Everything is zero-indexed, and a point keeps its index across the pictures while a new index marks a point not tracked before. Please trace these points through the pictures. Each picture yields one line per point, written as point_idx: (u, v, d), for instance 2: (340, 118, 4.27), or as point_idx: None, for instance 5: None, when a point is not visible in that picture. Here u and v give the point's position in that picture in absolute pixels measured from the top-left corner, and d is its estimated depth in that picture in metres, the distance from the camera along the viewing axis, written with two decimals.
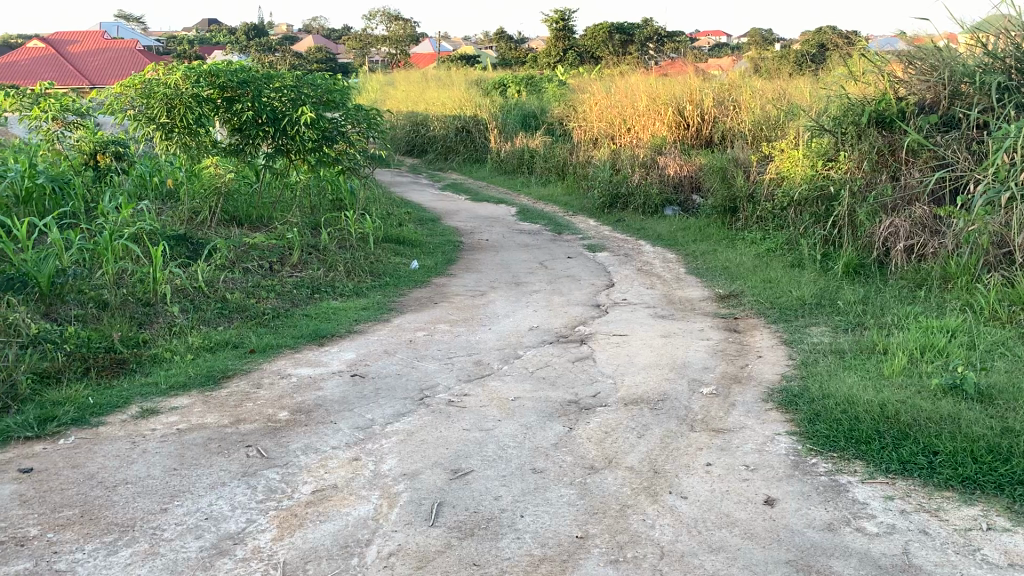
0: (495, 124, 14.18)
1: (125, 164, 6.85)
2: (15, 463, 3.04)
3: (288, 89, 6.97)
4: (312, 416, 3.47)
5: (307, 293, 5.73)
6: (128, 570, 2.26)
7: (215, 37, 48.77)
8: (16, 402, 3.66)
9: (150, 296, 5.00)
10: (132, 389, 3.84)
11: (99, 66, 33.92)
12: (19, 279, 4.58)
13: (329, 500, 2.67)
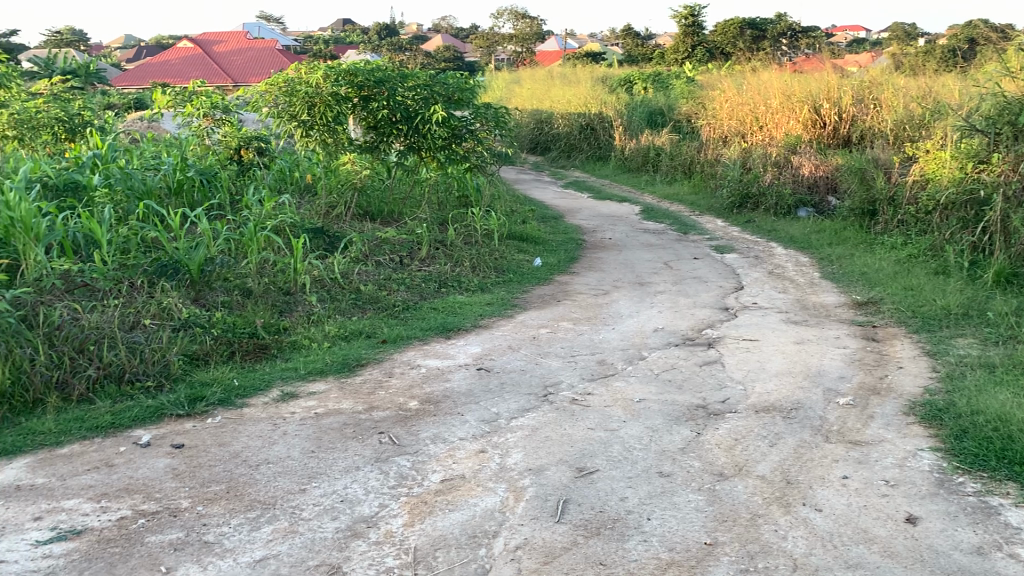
0: (621, 121, 14.08)
1: (267, 159, 7.25)
2: (168, 438, 3.25)
3: (422, 87, 7.18)
4: (441, 407, 3.55)
5: (434, 286, 5.87)
6: (269, 546, 2.38)
7: (349, 37, 50.58)
8: (168, 381, 3.95)
9: (290, 286, 5.27)
10: (273, 373, 4.04)
11: (242, 65, 35.69)
12: (172, 266, 4.88)
13: (457, 490, 2.73)
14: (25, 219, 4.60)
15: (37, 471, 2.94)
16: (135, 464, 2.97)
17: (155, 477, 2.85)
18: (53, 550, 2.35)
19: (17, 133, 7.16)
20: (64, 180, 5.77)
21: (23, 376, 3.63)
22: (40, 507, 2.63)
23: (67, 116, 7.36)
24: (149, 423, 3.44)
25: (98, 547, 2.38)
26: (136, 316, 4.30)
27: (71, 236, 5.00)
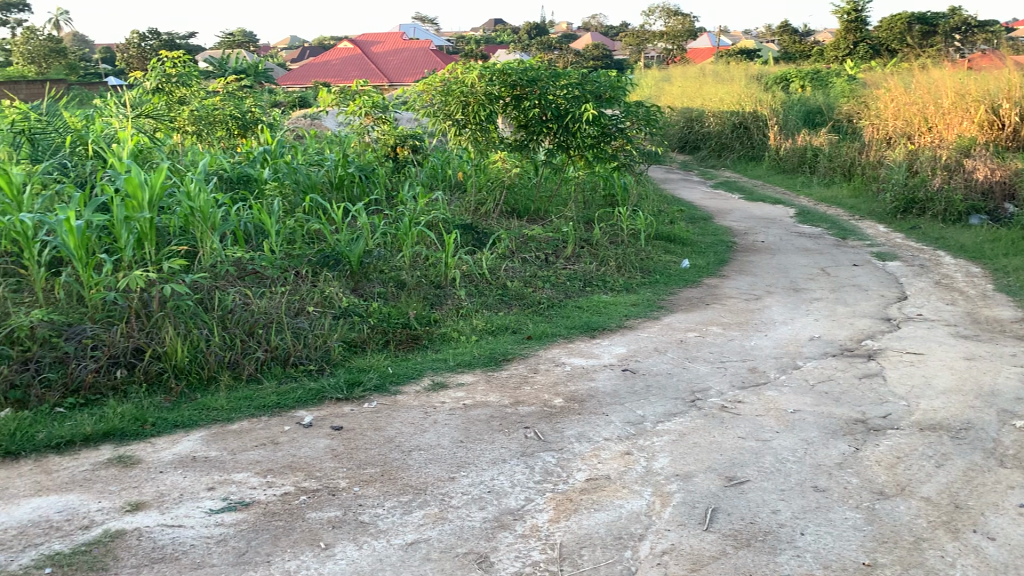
0: (776, 120, 13.61)
1: (420, 157, 7.48)
2: (327, 420, 3.42)
3: (574, 86, 7.12)
4: (586, 406, 3.56)
5: (580, 285, 5.88)
6: (420, 531, 2.46)
7: (500, 37, 51.35)
8: (328, 365, 4.16)
9: (441, 280, 5.42)
10: (424, 363, 4.18)
11: (397, 66, 36.93)
12: (333, 257, 5.13)
13: (602, 490, 2.73)
14: (203, 210, 4.93)
15: (211, 444, 3.17)
16: (298, 443, 3.14)
17: (315, 457, 3.01)
18: (225, 519, 2.53)
19: (196, 129, 7.68)
20: (237, 173, 6.15)
21: (199, 356, 3.92)
22: (213, 478, 2.83)
23: (240, 113, 7.75)
24: (310, 405, 3.63)
25: (264, 519, 2.53)
26: (300, 303, 4.55)
27: (243, 226, 5.34)
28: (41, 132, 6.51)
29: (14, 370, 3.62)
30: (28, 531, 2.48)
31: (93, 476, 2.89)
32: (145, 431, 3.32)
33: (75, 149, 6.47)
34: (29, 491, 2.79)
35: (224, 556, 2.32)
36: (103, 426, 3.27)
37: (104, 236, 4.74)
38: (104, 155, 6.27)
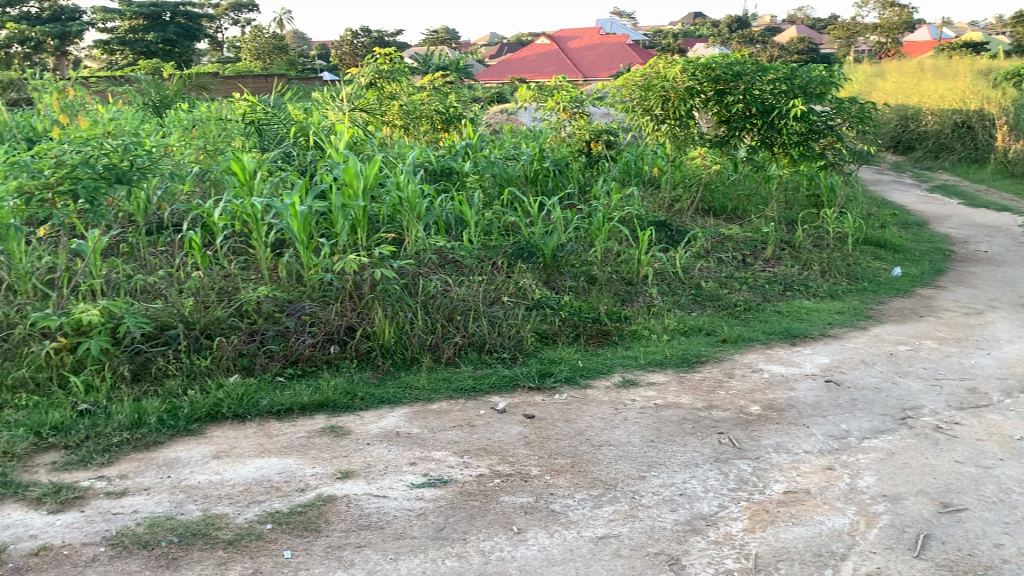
0: (1005, 120, 12.46)
1: (615, 152, 7.47)
2: (520, 408, 3.50)
3: (782, 80, 6.79)
4: (784, 415, 3.42)
5: (779, 289, 5.64)
6: (611, 526, 2.47)
7: (700, 32, 50.42)
8: (521, 354, 4.24)
9: (633, 277, 5.38)
10: (615, 359, 4.18)
11: (593, 61, 37.04)
12: (528, 250, 5.25)
13: (801, 504, 2.62)
14: (411, 199, 5.17)
15: (412, 422, 3.33)
16: (493, 427, 3.24)
17: (509, 442, 3.08)
18: (425, 495, 2.65)
19: (404, 123, 8.06)
20: (441, 166, 6.41)
21: (403, 338, 4.13)
22: (414, 454, 2.97)
23: (445, 108, 8.12)
24: (504, 392, 3.73)
25: (461, 498, 2.63)
26: (497, 292, 4.68)
27: (445, 217, 5.56)
28: (269, 123, 7.14)
29: (243, 341, 3.97)
30: (252, 488, 2.72)
31: (308, 443, 3.12)
32: (354, 404, 3.55)
33: (297, 139, 6.98)
34: (253, 452, 3.05)
35: (424, 530, 2.43)
36: (318, 397, 3.53)
37: (321, 222, 5.09)
38: (323, 146, 6.72)
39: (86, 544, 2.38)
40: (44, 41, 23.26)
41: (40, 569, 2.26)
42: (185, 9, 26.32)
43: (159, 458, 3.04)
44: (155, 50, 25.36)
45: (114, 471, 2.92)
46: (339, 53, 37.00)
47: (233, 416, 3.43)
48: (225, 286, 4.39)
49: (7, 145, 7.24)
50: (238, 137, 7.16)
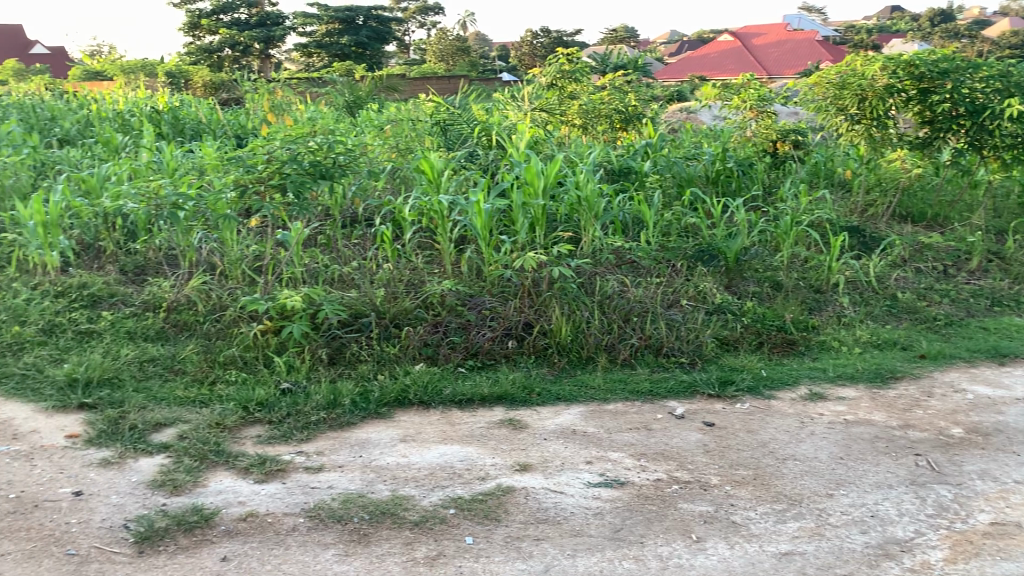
0: None
1: (802, 153, 7.16)
2: (700, 415, 3.43)
3: (995, 78, 6.35)
4: (991, 441, 3.16)
5: (986, 303, 5.22)
6: (795, 543, 2.37)
7: (899, 27, 47.50)
8: (701, 360, 4.16)
9: (822, 284, 5.16)
10: (801, 370, 4.01)
11: (779, 58, 35.70)
12: (709, 252, 5.11)
13: (1010, 537, 2.42)
14: (590, 198, 5.17)
15: (590, 421, 3.34)
16: (671, 432, 3.20)
17: (688, 449, 3.03)
18: (602, 494, 2.65)
19: (583, 123, 8.05)
20: (620, 166, 6.40)
21: (580, 336, 4.15)
22: (590, 453, 2.99)
23: (625, 106, 7.98)
24: (682, 397, 3.67)
25: (638, 501, 2.62)
26: (676, 295, 4.61)
27: (624, 217, 5.53)
28: (454, 123, 7.38)
29: (427, 331, 4.13)
30: (436, 473, 2.83)
31: (488, 434, 3.21)
32: (532, 399, 3.61)
33: (480, 138, 7.16)
34: (436, 438, 3.17)
35: (601, 529, 2.44)
36: (497, 391, 3.61)
37: (503, 219, 5.19)
38: (505, 145, 6.86)
39: (286, 514, 2.58)
40: (251, 46, 25.06)
41: (247, 533, 2.47)
42: (377, 13, 27.54)
43: (350, 438, 3.23)
44: (349, 53, 26.78)
45: (311, 447, 3.14)
46: (519, 54, 37.68)
47: (417, 403, 3.58)
48: (412, 279, 4.59)
49: (220, 142, 7.90)
50: (425, 136, 7.45)
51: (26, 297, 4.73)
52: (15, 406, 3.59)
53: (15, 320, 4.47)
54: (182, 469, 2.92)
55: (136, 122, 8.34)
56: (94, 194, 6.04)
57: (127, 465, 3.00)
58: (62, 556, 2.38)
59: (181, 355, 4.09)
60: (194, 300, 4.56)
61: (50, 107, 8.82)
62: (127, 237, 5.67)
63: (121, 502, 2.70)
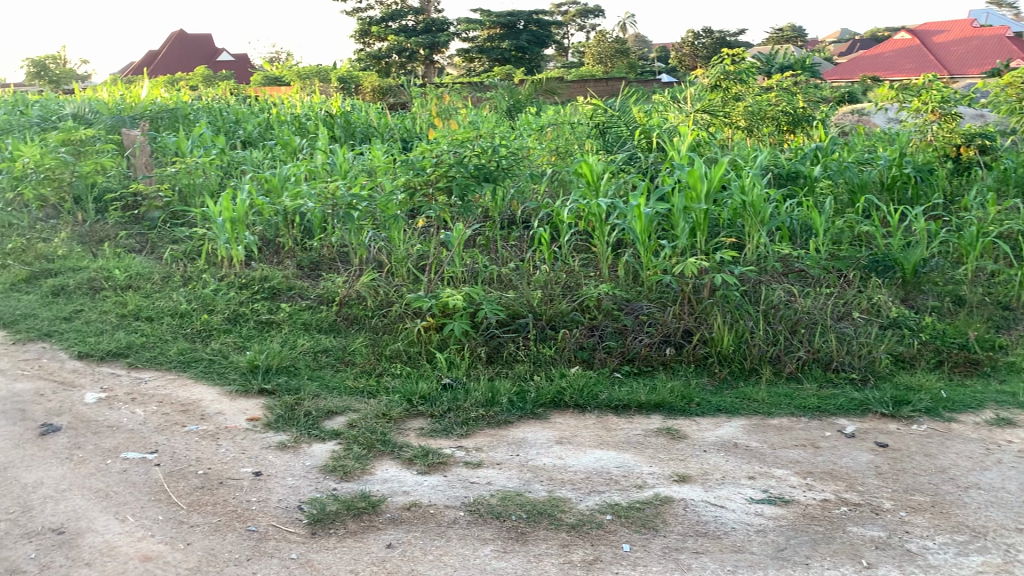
0: None
1: (990, 158, 6.63)
2: (871, 434, 3.26)
3: None
4: None
5: None
6: None
7: None
8: (872, 377, 3.95)
9: (1011, 300, 4.78)
10: (986, 392, 3.73)
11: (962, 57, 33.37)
12: (885, 263, 4.86)
13: None
14: (755, 203, 5.00)
15: (752, 434, 3.24)
16: (840, 452, 3.05)
17: (858, 470, 2.89)
18: (765, 511, 2.57)
19: (747, 125, 7.75)
20: (789, 169, 6.17)
21: (743, 346, 4.04)
22: (753, 468, 2.89)
23: (792, 108, 7.71)
24: (852, 415, 3.49)
25: (803, 520, 2.52)
26: (846, 307, 4.39)
27: (791, 223, 5.32)
28: (613, 125, 7.35)
29: (584, 334, 4.13)
30: (593, 477, 2.83)
31: (646, 441, 3.18)
32: (691, 409, 3.54)
33: (640, 140, 7.09)
34: (593, 442, 3.18)
35: (764, 547, 2.36)
36: (656, 398, 3.57)
37: (664, 223, 5.12)
38: (666, 148, 6.78)
39: (447, 506, 2.66)
40: (416, 51, 25.88)
41: (410, 522, 2.57)
42: (537, 17, 27.86)
43: (509, 436, 3.28)
44: (509, 57, 27.21)
45: (471, 443, 3.21)
46: (679, 55, 37.13)
47: (574, 406, 3.59)
48: (569, 281, 4.61)
49: (388, 146, 8.25)
50: (584, 139, 7.46)
51: (214, 288, 5.11)
52: (204, 388, 3.89)
53: (204, 309, 4.84)
54: (351, 456, 3.07)
55: (312, 125, 8.83)
56: (274, 193, 6.45)
57: (301, 449, 3.18)
58: (244, 531, 2.57)
59: (351, 347, 4.30)
60: (364, 295, 4.78)
61: (236, 111, 9.47)
62: (303, 234, 6.02)
63: (296, 484, 2.87)
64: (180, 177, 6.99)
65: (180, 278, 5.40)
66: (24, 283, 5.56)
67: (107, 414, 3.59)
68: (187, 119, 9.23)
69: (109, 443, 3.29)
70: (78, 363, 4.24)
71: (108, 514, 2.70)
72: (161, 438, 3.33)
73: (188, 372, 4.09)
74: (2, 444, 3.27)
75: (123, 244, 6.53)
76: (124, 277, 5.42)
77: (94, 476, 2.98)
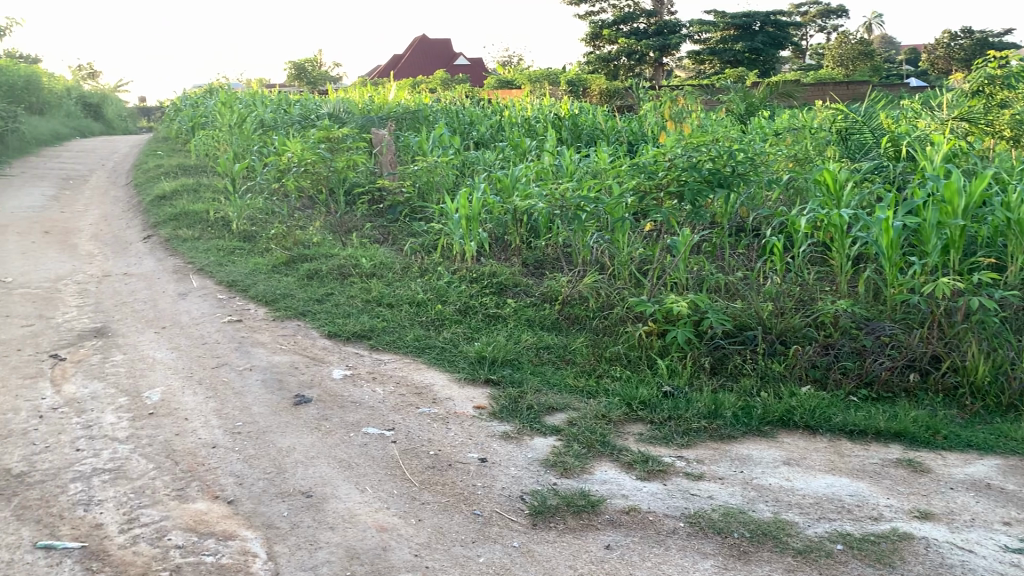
0: None
1: None
2: None
3: None
4: None
5: None
6: None
7: None
8: None
9: None
10: None
11: None
12: None
13: None
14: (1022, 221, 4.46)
15: (1008, 476, 2.94)
16: None
17: None
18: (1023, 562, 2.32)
19: (1014, 134, 6.96)
20: None
21: (1000, 379, 3.67)
22: (1009, 514, 2.63)
23: None
24: None
25: None
26: None
27: None
28: (857, 131, 6.98)
29: (817, 352, 3.93)
30: (823, 504, 2.69)
31: (883, 471, 2.98)
32: (936, 442, 3.27)
33: (887, 149, 6.62)
34: (824, 467, 3.02)
35: None
36: (896, 426, 3.33)
37: (912, 237, 4.75)
38: (917, 157, 6.28)
39: (667, 515, 2.63)
40: (646, 54, 25.71)
41: (629, 527, 2.57)
42: (775, 18, 26.76)
43: (732, 451, 3.20)
44: (742, 59, 26.35)
45: (692, 454, 3.16)
46: (933, 57, 34.41)
47: (804, 426, 3.43)
48: (803, 296, 4.40)
49: (616, 149, 8.28)
50: (824, 146, 7.08)
51: (447, 280, 5.37)
52: (435, 373, 4.11)
53: (438, 299, 5.10)
54: (571, 453, 3.12)
55: (542, 128, 9.05)
56: (505, 192, 6.66)
57: (524, 441, 3.28)
58: (470, 514, 2.69)
59: (573, 346, 4.36)
60: (587, 296, 4.84)
61: (471, 113, 9.88)
62: (530, 233, 6.18)
63: (518, 474, 2.96)
64: (420, 174, 7.40)
65: (416, 269, 5.73)
66: (284, 265, 6.14)
67: (351, 390, 3.89)
68: (427, 119, 9.75)
69: (352, 417, 3.56)
70: (327, 341, 4.62)
71: (350, 483, 2.93)
72: (397, 417, 3.56)
73: (422, 358, 4.33)
74: (262, 410, 3.63)
75: (368, 235, 7.03)
76: (369, 265, 5.84)
77: (339, 447, 3.24)
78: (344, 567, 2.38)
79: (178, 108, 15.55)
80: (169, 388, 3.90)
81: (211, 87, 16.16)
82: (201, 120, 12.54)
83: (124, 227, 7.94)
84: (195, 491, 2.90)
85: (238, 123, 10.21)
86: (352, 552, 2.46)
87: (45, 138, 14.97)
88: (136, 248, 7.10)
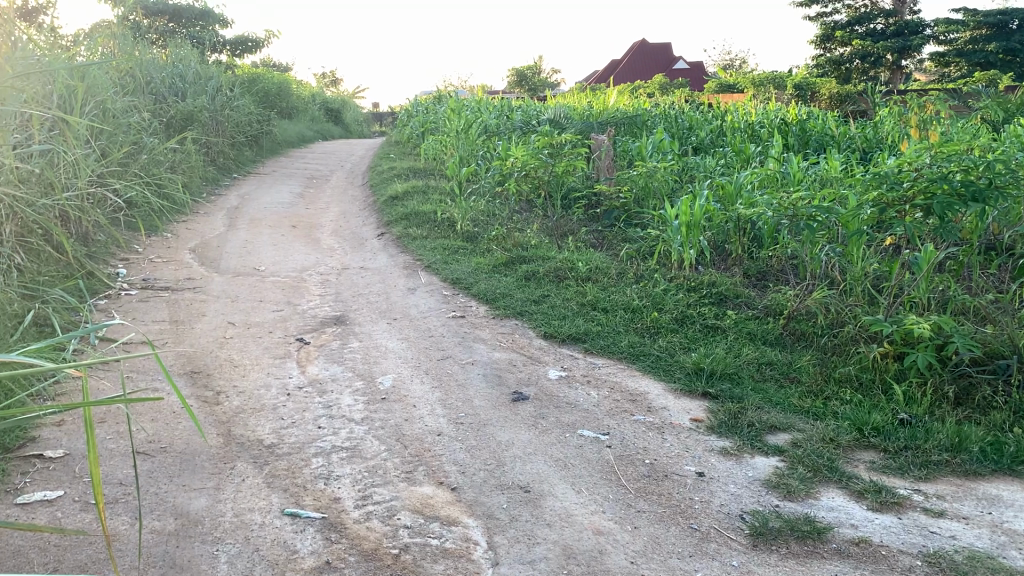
0: None
1: None
2: None
3: None
4: None
5: None
6: None
7: None
8: None
9: None
10: None
11: None
12: None
13: None
14: None
15: None
16: None
17: None
18: None
19: None
20: None
21: None
22: None
23: None
24: None
25: None
26: None
27: None
28: None
29: None
30: None
31: None
32: None
33: None
34: None
35: None
36: None
37: None
38: None
39: (903, 551, 2.46)
40: (883, 56, 24.08)
41: (859, 559, 2.43)
42: None
43: (978, 489, 2.93)
44: (994, 61, 23.99)
45: (932, 488, 2.93)
46: None
47: None
48: None
49: (847, 158, 7.83)
50: None
51: (664, 287, 5.33)
52: (651, 382, 4.09)
53: (654, 307, 5.07)
54: (795, 476, 2.99)
55: (767, 134, 8.73)
56: (726, 200, 6.49)
57: (744, 459, 3.19)
58: (686, 528, 2.65)
59: (797, 364, 4.18)
60: (815, 312, 4.62)
61: (691, 117, 9.69)
62: (752, 241, 6.01)
63: (737, 493, 2.89)
64: (639, 179, 7.38)
65: (633, 275, 5.73)
66: (504, 266, 6.34)
67: (567, 391, 3.95)
68: (646, 124, 9.70)
69: (567, 418, 3.62)
70: (543, 342, 4.72)
71: (566, 483, 2.98)
72: (612, 422, 3.58)
73: (637, 364, 4.32)
74: (483, 404, 3.78)
75: (584, 239, 7.10)
76: (585, 269, 5.89)
77: (556, 446, 3.31)
78: (562, 565, 2.42)
79: (411, 113, 16.48)
80: (399, 376, 4.16)
81: (440, 94, 16.96)
82: (431, 126, 13.22)
83: (359, 224, 8.53)
84: (422, 475, 3.07)
85: (464, 128, 10.66)
86: (568, 551, 2.50)
87: (293, 141, 16.41)
88: (370, 244, 7.60)
